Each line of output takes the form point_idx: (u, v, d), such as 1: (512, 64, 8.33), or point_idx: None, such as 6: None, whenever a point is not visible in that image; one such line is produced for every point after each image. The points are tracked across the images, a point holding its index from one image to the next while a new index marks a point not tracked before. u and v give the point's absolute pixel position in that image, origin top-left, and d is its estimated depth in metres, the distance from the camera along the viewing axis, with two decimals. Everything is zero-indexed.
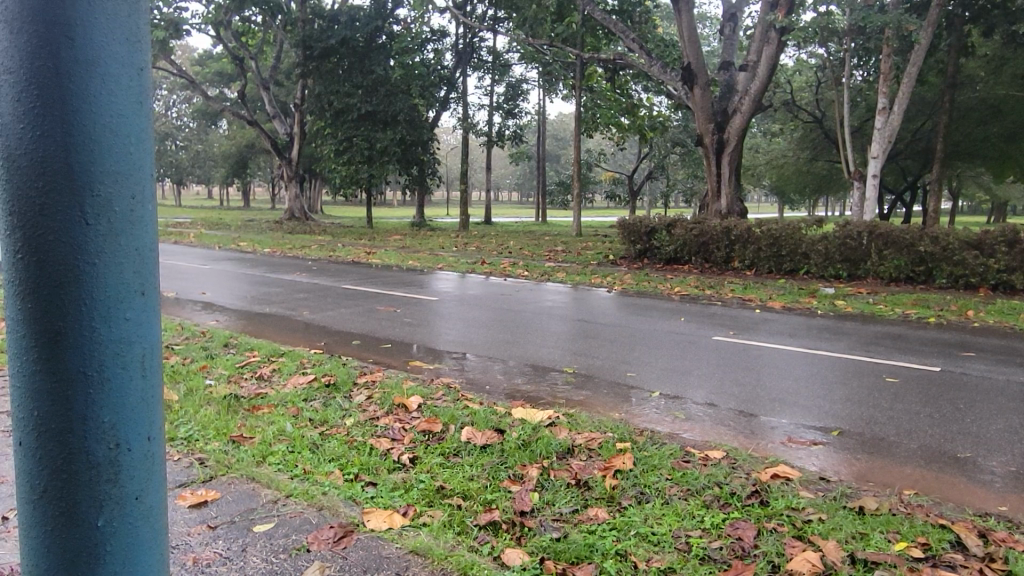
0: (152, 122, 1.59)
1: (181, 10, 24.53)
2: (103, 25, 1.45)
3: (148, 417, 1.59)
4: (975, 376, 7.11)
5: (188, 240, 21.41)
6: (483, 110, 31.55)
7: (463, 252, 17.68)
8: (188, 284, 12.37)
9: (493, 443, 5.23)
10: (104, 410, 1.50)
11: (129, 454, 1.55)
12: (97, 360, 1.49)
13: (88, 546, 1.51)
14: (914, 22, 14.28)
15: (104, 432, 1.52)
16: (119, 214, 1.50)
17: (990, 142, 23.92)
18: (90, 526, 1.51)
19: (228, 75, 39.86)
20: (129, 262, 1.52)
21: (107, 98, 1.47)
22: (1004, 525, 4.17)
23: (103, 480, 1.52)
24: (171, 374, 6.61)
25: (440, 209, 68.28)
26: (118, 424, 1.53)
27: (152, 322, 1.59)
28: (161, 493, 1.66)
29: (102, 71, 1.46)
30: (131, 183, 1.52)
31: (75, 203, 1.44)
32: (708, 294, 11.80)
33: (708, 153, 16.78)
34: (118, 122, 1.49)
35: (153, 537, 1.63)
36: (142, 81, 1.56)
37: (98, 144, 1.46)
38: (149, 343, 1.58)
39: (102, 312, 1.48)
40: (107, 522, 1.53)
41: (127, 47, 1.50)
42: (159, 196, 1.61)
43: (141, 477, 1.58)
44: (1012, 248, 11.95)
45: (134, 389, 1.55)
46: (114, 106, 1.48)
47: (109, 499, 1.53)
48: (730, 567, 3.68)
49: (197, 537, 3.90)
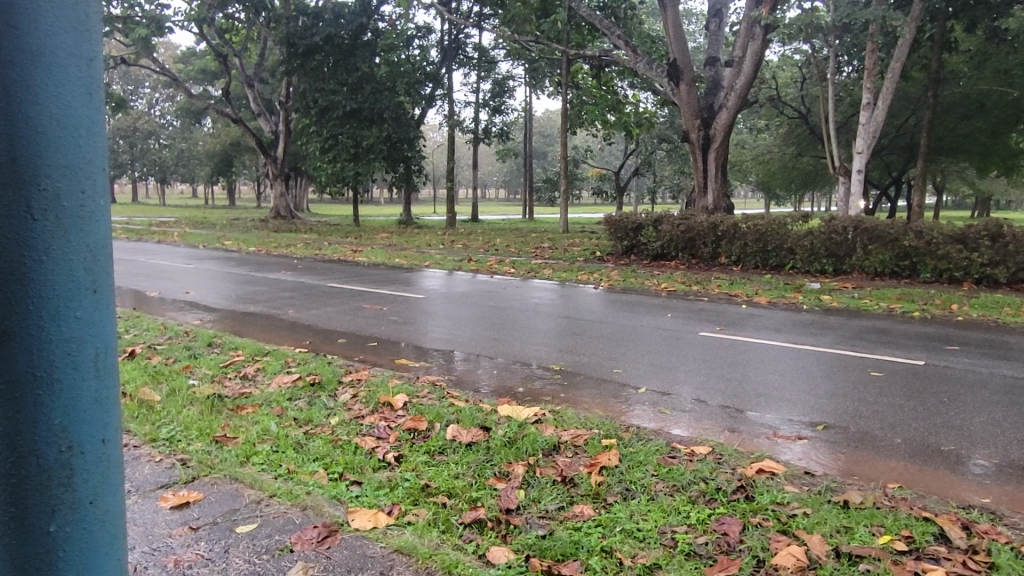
0: (105, 115, 1.58)
1: (163, 7, 24.21)
2: (50, 14, 1.44)
3: (104, 418, 1.57)
4: (959, 370, 7.16)
5: (172, 239, 21.24)
6: (469, 107, 31.45)
7: (450, 250, 17.62)
8: (171, 284, 12.24)
9: (479, 441, 5.20)
10: (55, 413, 1.49)
11: (82, 457, 1.54)
12: (48, 360, 1.47)
13: (42, 552, 1.51)
14: (898, 18, 14.31)
15: (56, 434, 1.50)
16: (68, 209, 1.48)
17: (974, 137, 24.08)
18: (42, 532, 1.50)
19: (212, 73, 39.52)
20: (81, 258, 1.50)
21: (53, 90, 1.45)
22: (987, 517, 4.19)
23: (56, 484, 1.51)
24: (153, 374, 6.53)
25: (427, 206, 68.04)
26: (70, 427, 1.52)
27: (106, 319, 1.57)
28: (118, 498, 1.65)
29: (49, 61, 1.44)
30: (80, 175, 1.50)
31: (21, 197, 1.43)
32: (695, 290, 11.82)
33: (695, 149, 16.79)
34: (66, 114, 1.47)
35: (110, 544, 1.61)
36: (92, 71, 1.54)
37: (46, 138, 1.44)
38: (103, 341, 1.56)
39: (51, 310, 1.47)
40: (60, 527, 1.52)
41: (77, 38, 1.49)
42: (113, 191, 1.59)
43: (95, 481, 1.57)
44: (995, 241, 12.04)
45: (88, 388, 1.54)
46: (62, 100, 1.47)
47: (62, 504, 1.52)
48: (716, 562, 3.69)
49: (179, 539, 3.85)
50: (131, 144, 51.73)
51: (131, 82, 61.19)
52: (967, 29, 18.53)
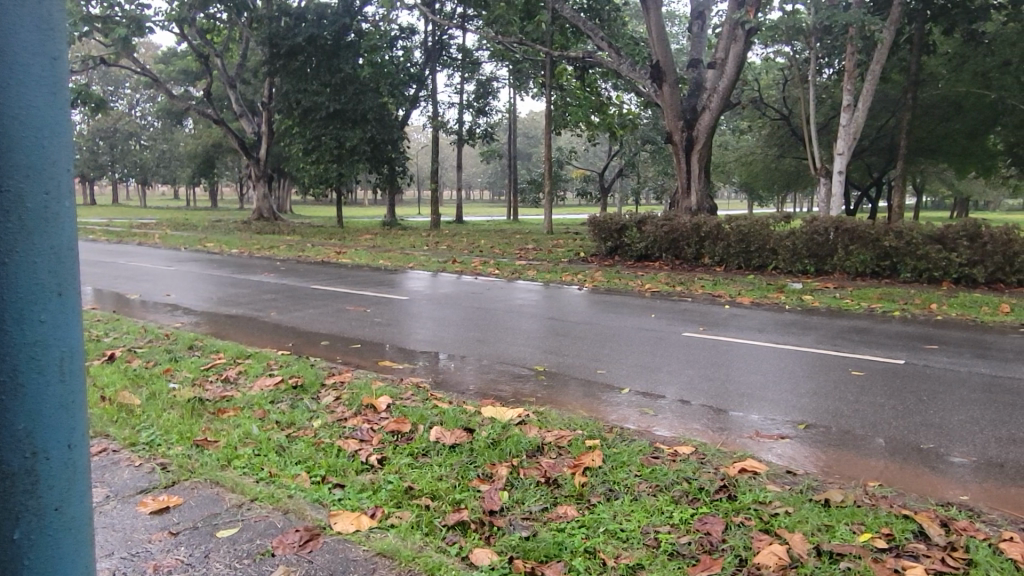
0: (70, 117, 1.65)
1: (143, 7, 23.96)
2: (13, 18, 1.51)
3: (69, 424, 1.64)
4: (938, 369, 7.23)
5: (152, 241, 21.04)
6: (453, 108, 31.39)
7: (434, 252, 17.57)
8: (152, 287, 12.10)
9: (462, 442, 5.19)
10: (19, 418, 1.56)
11: (47, 463, 1.61)
12: (11, 366, 1.54)
13: (7, 558, 1.58)
14: (877, 21, 14.45)
15: (21, 440, 1.57)
16: (32, 211, 1.55)
17: (952, 139, 24.38)
18: (7, 539, 1.58)
19: (194, 74, 39.19)
20: (45, 262, 1.58)
21: (18, 93, 1.52)
22: (966, 514, 4.23)
23: (21, 490, 1.58)
24: (133, 378, 6.46)
25: (411, 208, 67.83)
26: (34, 432, 1.58)
27: (70, 324, 1.64)
28: (85, 503, 1.72)
29: (11, 63, 1.51)
30: (43, 178, 1.57)
31: None
32: (678, 291, 11.87)
33: (678, 150, 16.86)
34: (30, 112, 1.54)
35: (74, 548, 1.69)
36: (56, 72, 1.61)
37: (9, 141, 1.51)
38: (67, 346, 1.63)
39: (15, 314, 1.54)
40: (24, 535, 1.59)
41: (40, 40, 1.55)
42: (78, 193, 1.66)
43: (61, 487, 1.64)
44: (973, 241, 12.18)
45: (52, 393, 1.61)
46: (26, 103, 1.53)
47: (27, 511, 1.59)
48: (699, 562, 3.70)
49: (159, 544, 3.82)
50: (111, 145, 51.15)
51: (111, 82, 60.56)
52: (945, 31, 18.73)
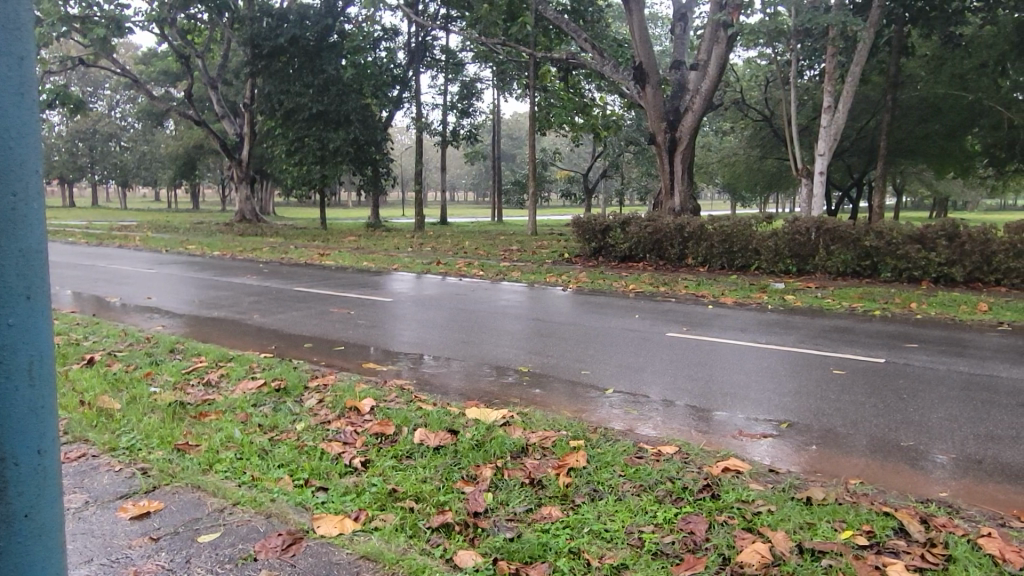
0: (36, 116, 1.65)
1: (123, 7, 23.74)
2: None
3: (38, 428, 1.65)
4: (917, 367, 7.32)
5: (133, 243, 20.85)
6: (437, 109, 31.35)
7: (418, 253, 17.54)
8: (133, 290, 11.96)
9: (446, 444, 5.18)
10: None
11: (15, 468, 1.62)
12: None
13: None
14: (857, 24, 14.61)
15: None
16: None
17: (931, 140, 24.70)
18: None
19: (175, 75, 38.88)
20: (12, 264, 1.59)
21: None
22: (944, 510, 4.28)
23: None
24: (113, 382, 6.39)
25: (395, 210, 67.59)
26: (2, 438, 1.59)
27: (40, 326, 1.65)
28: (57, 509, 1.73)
29: None
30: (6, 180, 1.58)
31: None
32: (662, 291, 11.92)
33: (661, 151, 16.93)
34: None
35: (45, 554, 1.70)
36: (23, 71, 1.62)
37: None
38: (37, 349, 1.64)
39: None
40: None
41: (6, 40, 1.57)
42: (45, 197, 1.67)
43: (31, 491, 1.65)
44: (951, 241, 12.34)
45: (22, 398, 1.62)
46: None
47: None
48: (683, 561, 3.72)
49: (139, 550, 3.77)
50: (91, 147, 50.58)
51: (91, 83, 59.91)
52: (924, 34, 18.95)
